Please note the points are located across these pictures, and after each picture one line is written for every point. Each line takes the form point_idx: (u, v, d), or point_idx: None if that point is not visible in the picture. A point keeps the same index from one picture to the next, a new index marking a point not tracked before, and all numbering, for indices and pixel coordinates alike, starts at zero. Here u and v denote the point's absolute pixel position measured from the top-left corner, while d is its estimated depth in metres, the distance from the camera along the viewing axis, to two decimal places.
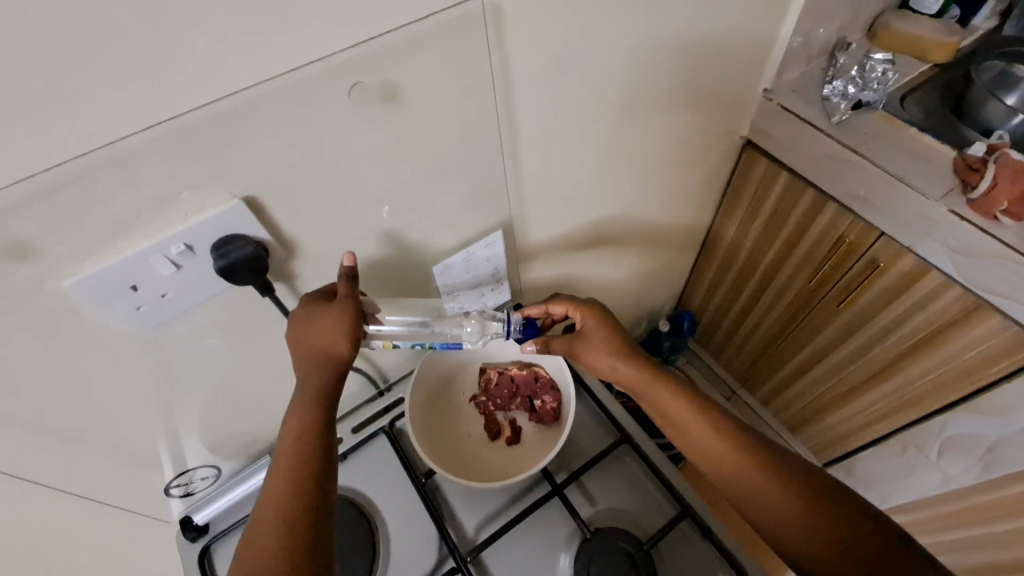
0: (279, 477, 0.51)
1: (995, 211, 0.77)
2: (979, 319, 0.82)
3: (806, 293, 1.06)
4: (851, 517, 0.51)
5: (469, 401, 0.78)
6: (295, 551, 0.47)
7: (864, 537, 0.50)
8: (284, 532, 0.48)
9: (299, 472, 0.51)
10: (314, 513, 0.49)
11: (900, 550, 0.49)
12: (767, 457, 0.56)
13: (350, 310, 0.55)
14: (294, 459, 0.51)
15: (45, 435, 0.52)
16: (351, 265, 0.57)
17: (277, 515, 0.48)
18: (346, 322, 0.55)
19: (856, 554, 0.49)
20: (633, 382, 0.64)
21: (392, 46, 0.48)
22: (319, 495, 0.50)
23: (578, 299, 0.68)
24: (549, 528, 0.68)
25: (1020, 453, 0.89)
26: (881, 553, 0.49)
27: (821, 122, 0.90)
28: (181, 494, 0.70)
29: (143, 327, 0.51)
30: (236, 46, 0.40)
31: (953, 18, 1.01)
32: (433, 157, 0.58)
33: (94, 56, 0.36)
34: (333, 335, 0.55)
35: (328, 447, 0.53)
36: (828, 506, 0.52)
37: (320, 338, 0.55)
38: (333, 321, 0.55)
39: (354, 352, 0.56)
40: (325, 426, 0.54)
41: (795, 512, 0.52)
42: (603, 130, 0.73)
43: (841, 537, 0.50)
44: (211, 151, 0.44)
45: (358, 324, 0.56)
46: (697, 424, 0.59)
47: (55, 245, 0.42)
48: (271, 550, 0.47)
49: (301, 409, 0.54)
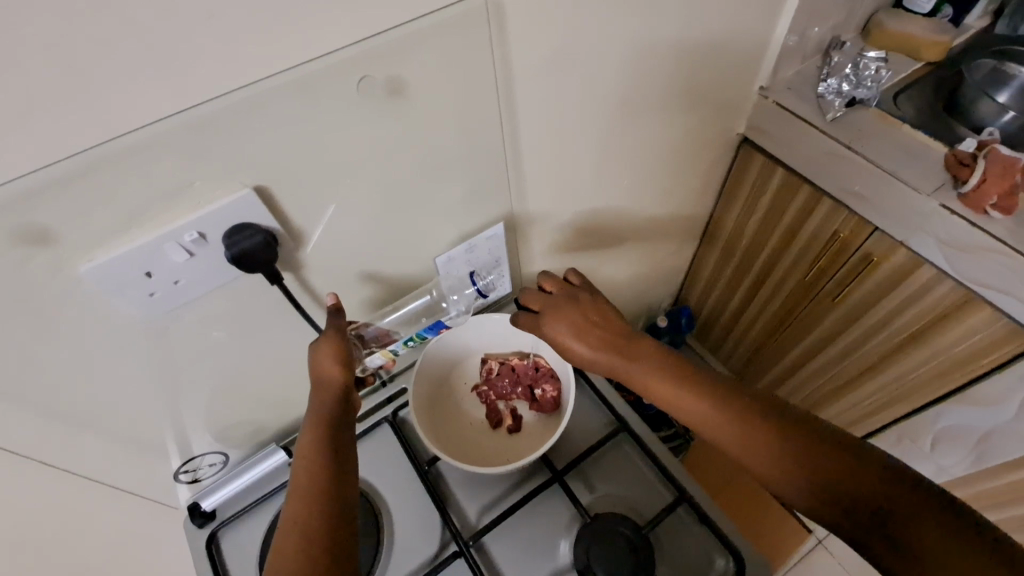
0: (293, 495, 0.51)
1: (985, 205, 0.79)
2: (971, 312, 0.84)
3: (802, 287, 1.08)
4: (851, 466, 0.48)
5: (470, 390, 0.79)
6: (315, 552, 0.47)
7: (868, 488, 0.46)
8: (304, 535, 0.48)
9: (314, 480, 0.51)
10: (330, 514, 0.50)
11: (918, 498, 0.45)
12: (750, 412, 0.53)
13: (336, 337, 0.60)
14: (308, 472, 0.52)
15: (57, 419, 0.53)
16: (336, 302, 0.62)
17: (297, 522, 0.49)
18: (335, 347, 0.60)
19: (865, 514, 0.46)
20: (614, 360, 0.62)
21: (399, 41, 0.49)
22: (333, 497, 0.51)
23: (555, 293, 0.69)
24: (550, 515, 0.69)
25: (1011, 444, 0.91)
26: (890, 522, 0.45)
27: (816, 119, 0.92)
28: (189, 480, 0.71)
29: (155, 313, 0.52)
30: (248, 43, 0.42)
31: (945, 16, 1.02)
32: (438, 149, 0.59)
33: (112, 49, 0.37)
34: (326, 362, 0.59)
35: (338, 457, 0.54)
36: (822, 461, 0.49)
37: (315, 367, 0.59)
38: (326, 351, 0.60)
39: (349, 374, 0.60)
40: (331, 438, 0.55)
41: (791, 476, 0.49)
42: (603, 127, 0.75)
43: (839, 490, 0.47)
44: (224, 141, 0.45)
45: (346, 348, 0.61)
46: (667, 390, 0.57)
47: (73, 231, 0.44)
48: (292, 555, 0.47)
49: (310, 428, 0.56)
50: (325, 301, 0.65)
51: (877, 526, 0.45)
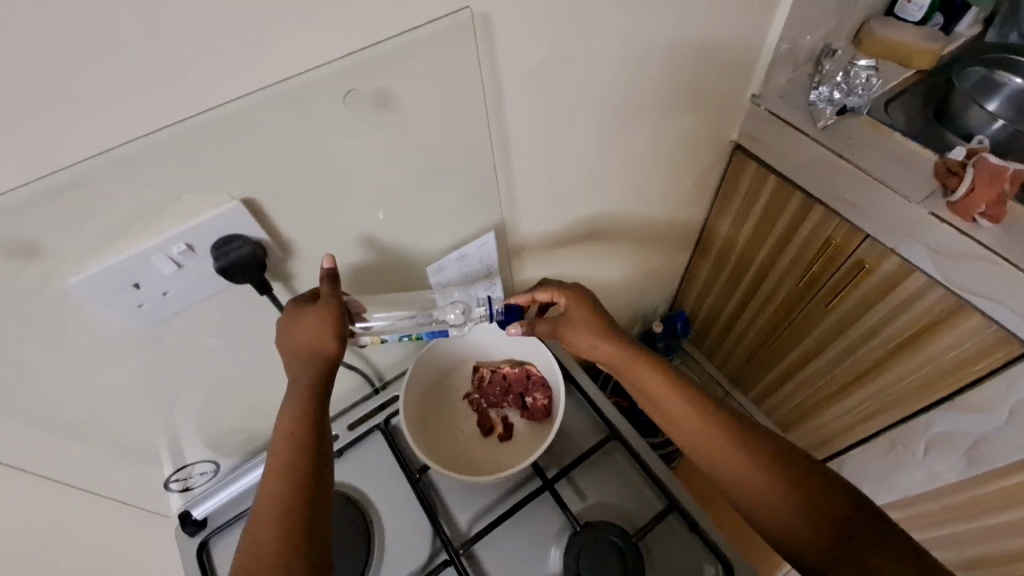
0: (273, 474, 0.51)
1: (974, 213, 0.79)
2: (962, 319, 0.84)
3: (796, 293, 1.08)
4: (833, 506, 0.52)
5: (462, 399, 0.80)
6: (293, 540, 0.48)
7: (839, 515, 0.51)
8: (281, 522, 0.48)
9: (294, 465, 0.52)
10: (309, 506, 0.50)
11: (892, 546, 0.49)
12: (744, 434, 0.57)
13: (333, 309, 0.56)
14: (290, 453, 0.52)
15: (43, 431, 0.53)
16: (331, 267, 0.58)
17: (274, 507, 0.49)
18: (332, 320, 0.56)
19: (835, 528, 0.51)
20: (621, 361, 0.65)
21: (385, 53, 0.50)
22: (313, 489, 0.51)
23: (561, 285, 0.70)
24: (541, 523, 0.69)
25: (1003, 449, 0.91)
26: (852, 534, 0.50)
27: (807, 126, 0.92)
28: (181, 489, 0.72)
29: (143, 323, 0.52)
30: (235, 58, 0.42)
31: (937, 25, 1.04)
32: (429, 161, 0.60)
33: (97, 63, 0.37)
34: (321, 334, 0.56)
35: (319, 443, 0.54)
36: (804, 479, 0.54)
37: (304, 336, 0.56)
38: (320, 319, 0.56)
39: (340, 348, 0.57)
40: (314, 424, 0.55)
41: (772, 480, 0.54)
42: (594, 136, 0.76)
43: (815, 522, 0.51)
44: (210, 155, 0.46)
45: (343, 322, 0.57)
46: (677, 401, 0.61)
47: (59, 244, 0.44)
48: (268, 539, 0.48)
49: (293, 405, 0.55)
50: None
51: (844, 538, 0.50)
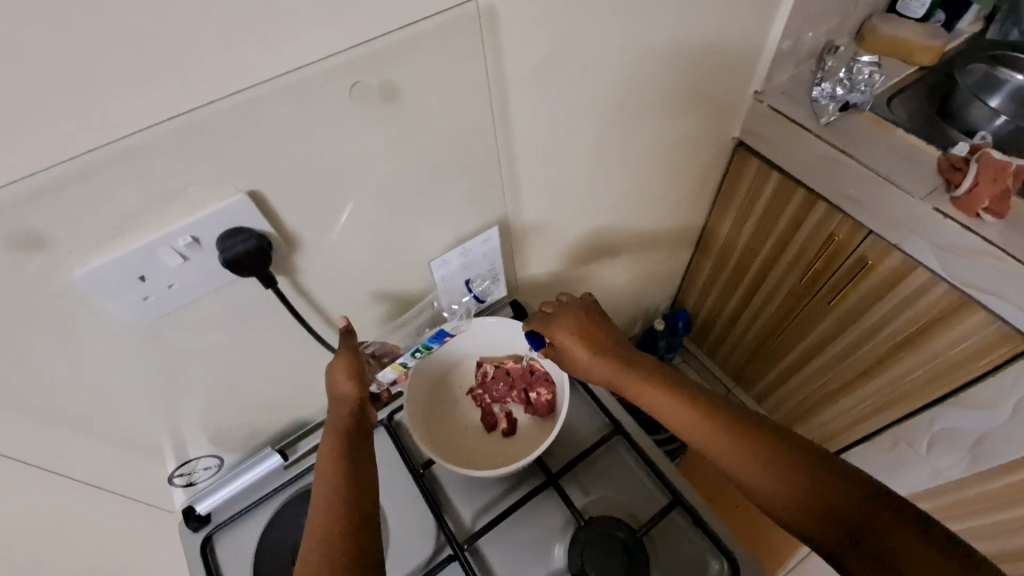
0: (320, 494, 0.52)
1: (977, 209, 0.79)
2: (965, 315, 0.84)
3: (799, 290, 1.08)
4: (853, 498, 0.48)
5: (466, 394, 0.79)
6: (343, 548, 0.48)
7: (851, 505, 0.48)
8: (329, 534, 0.49)
9: (338, 481, 0.53)
10: (357, 511, 0.51)
11: (909, 532, 0.46)
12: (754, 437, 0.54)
13: (350, 355, 0.63)
14: (332, 473, 0.54)
15: (48, 424, 0.53)
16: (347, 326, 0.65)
17: (323, 521, 0.50)
18: (350, 364, 0.63)
19: (848, 519, 0.48)
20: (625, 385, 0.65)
21: (393, 44, 0.50)
22: (356, 497, 0.52)
23: (556, 319, 0.71)
24: (545, 518, 0.69)
25: (1007, 445, 0.91)
26: (865, 522, 0.47)
27: (810, 122, 0.92)
28: (183, 483, 0.71)
29: (148, 317, 0.52)
30: (241, 49, 0.42)
31: (938, 22, 1.03)
32: (434, 154, 0.60)
33: (102, 51, 0.37)
34: (342, 380, 0.62)
35: (358, 461, 0.56)
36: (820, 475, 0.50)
37: (331, 386, 0.63)
38: (341, 367, 0.63)
39: (363, 391, 0.62)
40: (351, 448, 0.57)
41: (785, 479, 0.51)
42: (597, 131, 0.76)
43: (834, 517, 0.48)
44: (215, 147, 0.46)
45: (361, 366, 0.63)
46: (686, 418, 0.59)
47: (65, 235, 0.44)
48: (318, 549, 0.48)
49: (331, 437, 0.58)
50: (323, 301, 0.65)
51: (858, 527, 0.47)
